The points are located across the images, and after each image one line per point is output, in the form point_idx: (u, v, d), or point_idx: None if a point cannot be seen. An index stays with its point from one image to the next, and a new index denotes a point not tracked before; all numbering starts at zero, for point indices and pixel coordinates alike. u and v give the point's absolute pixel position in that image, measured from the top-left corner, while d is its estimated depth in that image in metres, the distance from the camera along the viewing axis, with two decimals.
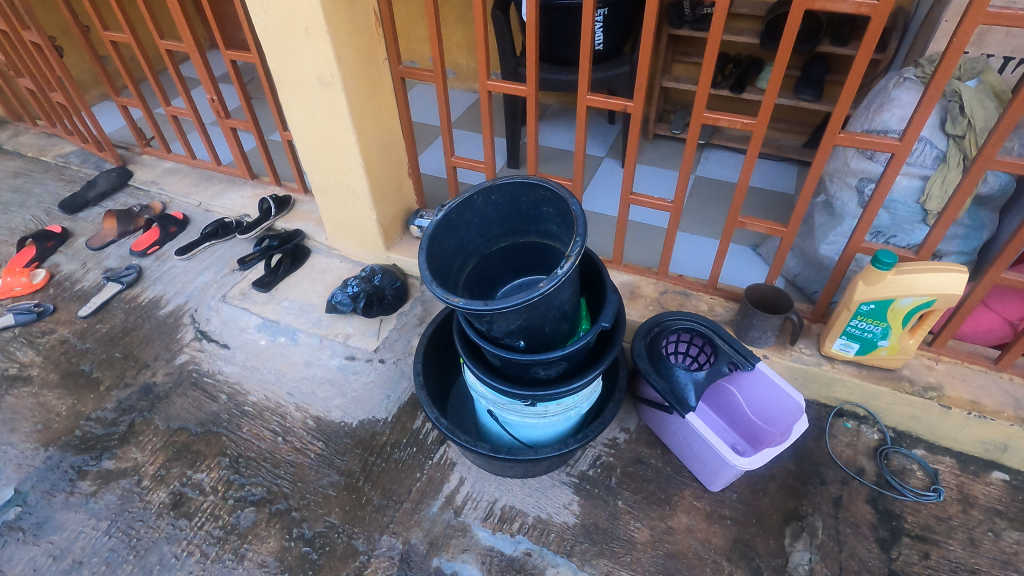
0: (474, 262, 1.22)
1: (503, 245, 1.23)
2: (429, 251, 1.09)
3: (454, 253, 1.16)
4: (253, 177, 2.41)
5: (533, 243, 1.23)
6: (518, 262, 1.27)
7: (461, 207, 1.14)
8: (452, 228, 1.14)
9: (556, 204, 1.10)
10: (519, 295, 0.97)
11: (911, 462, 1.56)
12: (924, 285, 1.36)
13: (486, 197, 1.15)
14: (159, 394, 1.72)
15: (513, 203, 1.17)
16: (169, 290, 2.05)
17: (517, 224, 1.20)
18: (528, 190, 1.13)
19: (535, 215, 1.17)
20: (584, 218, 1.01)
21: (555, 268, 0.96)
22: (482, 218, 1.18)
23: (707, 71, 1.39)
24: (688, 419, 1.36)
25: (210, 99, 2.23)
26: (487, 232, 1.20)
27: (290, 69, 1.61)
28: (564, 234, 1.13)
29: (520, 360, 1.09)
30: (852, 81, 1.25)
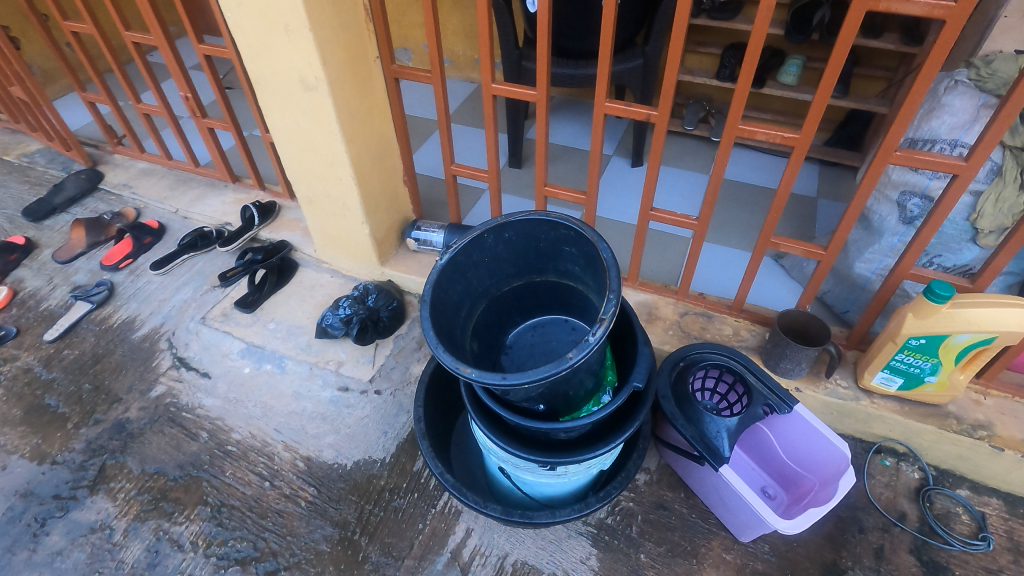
0: (483, 306, 1.06)
1: (515, 284, 1.07)
2: (432, 304, 0.93)
3: (461, 301, 1.00)
4: (235, 180, 2.22)
5: (550, 281, 1.07)
6: (533, 300, 1.12)
7: (468, 247, 0.97)
8: (457, 273, 0.98)
9: (580, 244, 0.94)
10: (541, 367, 0.81)
11: (955, 505, 1.44)
12: (982, 321, 1.23)
13: (497, 235, 0.99)
14: (133, 431, 1.57)
15: (528, 240, 1.01)
16: (144, 309, 1.88)
17: (533, 262, 1.04)
18: (547, 227, 0.97)
19: (553, 253, 1.01)
20: (617, 268, 0.85)
21: (584, 335, 0.80)
22: (494, 256, 1.02)
23: (745, 78, 1.21)
24: (722, 472, 1.22)
25: (184, 97, 2.04)
26: (498, 273, 1.04)
27: (269, 71, 1.41)
28: (588, 277, 0.97)
29: (540, 427, 0.95)
30: (915, 94, 1.09)
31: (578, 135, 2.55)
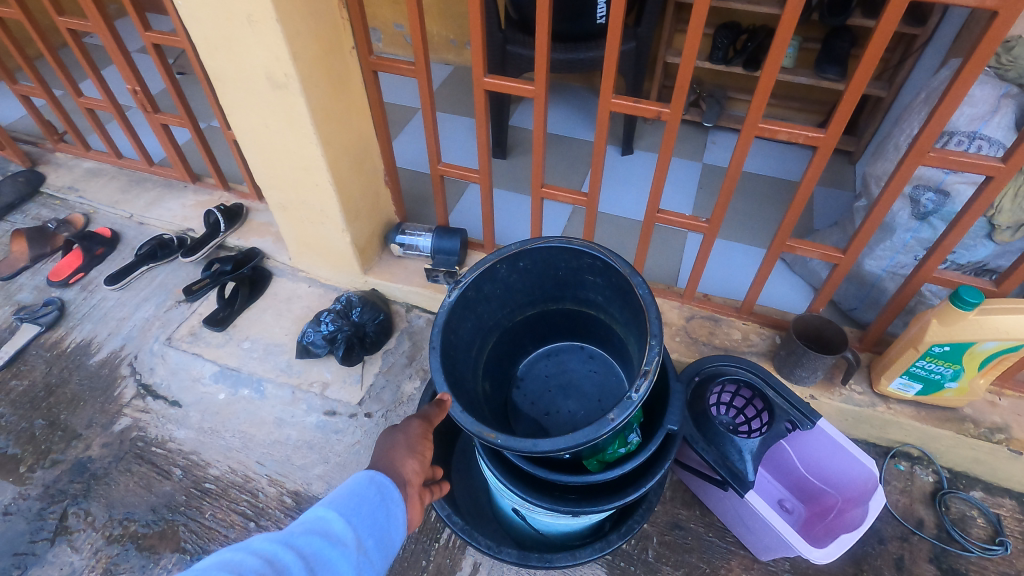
0: (495, 334, 1.14)
1: (528, 312, 1.16)
2: (444, 340, 0.99)
3: (473, 335, 1.07)
4: (195, 180, 2.03)
5: (565, 306, 1.17)
6: (545, 326, 1.20)
7: (483, 279, 1.05)
8: (470, 306, 1.04)
9: (605, 274, 1.03)
10: (583, 430, 0.81)
11: (971, 509, 1.41)
12: (1012, 329, 1.17)
13: (511, 264, 1.07)
14: (97, 472, 1.42)
15: (547, 268, 1.09)
16: (100, 330, 1.71)
17: (552, 288, 1.14)
18: (566, 258, 1.06)
19: (573, 281, 1.10)
20: (654, 304, 0.90)
21: (626, 393, 0.82)
22: (507, 284, 1.10)
23: (769, 73, 1.10)
24: (748, 498, 1.14)
25: (131, 90, 1.83)
26: (509, 299, 1.12)
27: (231, 67, 1.25)
28: (614, 306, 1.07)
29: (568, 479, 0.88)
30: (957, 91, 1.00)
31: (565, 121, 2.42)
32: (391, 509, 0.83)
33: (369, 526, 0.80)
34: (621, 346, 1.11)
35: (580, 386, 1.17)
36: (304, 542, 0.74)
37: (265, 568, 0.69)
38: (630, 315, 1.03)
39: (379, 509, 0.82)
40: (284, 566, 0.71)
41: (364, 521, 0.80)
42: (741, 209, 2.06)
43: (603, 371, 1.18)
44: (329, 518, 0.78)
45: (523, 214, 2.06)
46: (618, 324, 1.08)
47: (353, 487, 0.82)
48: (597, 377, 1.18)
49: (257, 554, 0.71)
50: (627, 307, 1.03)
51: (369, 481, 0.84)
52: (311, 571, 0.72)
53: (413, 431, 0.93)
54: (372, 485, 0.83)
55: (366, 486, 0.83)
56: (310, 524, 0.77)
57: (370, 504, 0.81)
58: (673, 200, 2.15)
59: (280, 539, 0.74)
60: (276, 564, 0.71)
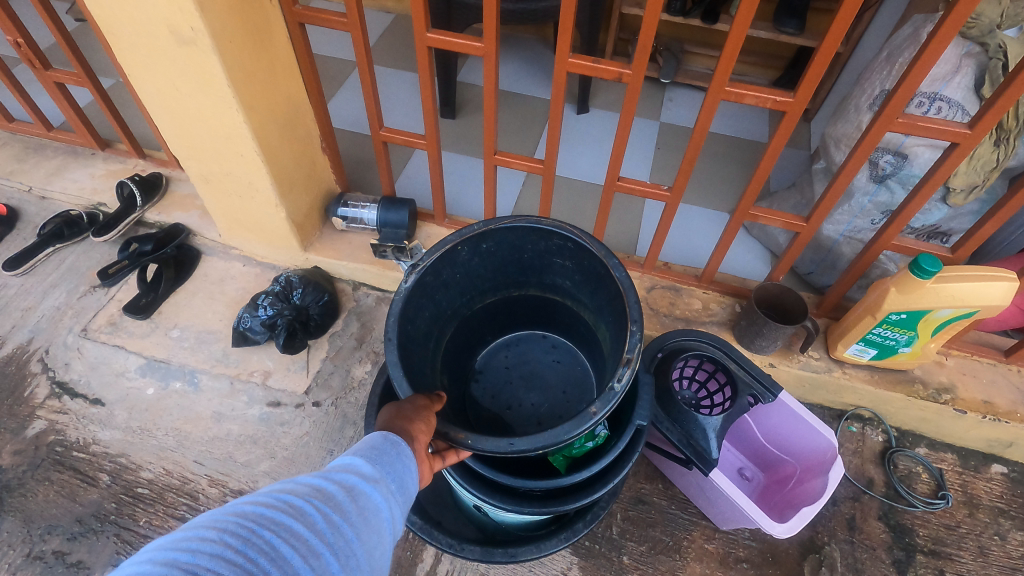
0: (453, 322, 1.09)
1: (488, 300, 1.13)
2: (402, 331, 0.92)
3: (430, 327, 1.02)
4: (104, 147, 1.80)
5: (528, 292, 1.14)
6: (504, 314, 1.18)
7: (443, 263, 0.98)
8: (428, 293, 0.99)
9: (574, 258, 1.01)
10: (566, 424, 0.80)
11: (916, 465, 1.46)
12: (966, 296, 1.18)
13: (473, 247, 1.01)
14: (10, 483, 1.28)
15: (512, 251, 1.05)
16: (3, 323, 1.52)
17: (515, 274, 1.10)
18: (535, 241, 1.02)
19: (540, 266, 1.07)
20: (633, 287, 0.89)
21: (609, 385, 0.81)
22: (468, 269, 1.05)
23: (739, 31, 1.01)
24: (712, 476, 1.13)
25: (13, 42, 1.57)
26: (469, 286, 1.08)
27: (124, 18, 1.05)
28: (583, 293, 1.05)
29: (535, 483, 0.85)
30: (930, 54, 0.95)
31: (517, 77, 2.27)
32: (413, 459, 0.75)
33: (396, 469, 0.72)
34: (587, 332, 1.11)
35: (543, 376, 1.17)
36: (346, 474, 0.67)
37: (315, 494, 0.62)
38: (599, 300, 1.02)
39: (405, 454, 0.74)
40: (332, 493, 0.64)
41: (392, 464, 0.72)
42: (702, 171, 2.00)
43: (566, 359, 1.18)
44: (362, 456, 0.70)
45: (475, 179, 1.94)
46: (586, 309, 1.07)
47: (370, 441, 0.73)
48: (562, 367, 1.18)
49: (304, 483, 0.63)
50: (597, 291, 1.02)
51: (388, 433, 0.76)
52: (355, 500, 0.65)
53: (416, 402, 0.83)
54: (387, 443, 0.74)
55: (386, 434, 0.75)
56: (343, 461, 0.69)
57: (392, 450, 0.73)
58: (631, 162, 2.07)
59: (321, 473, 0.66)
60: (323, 492, 0.64)
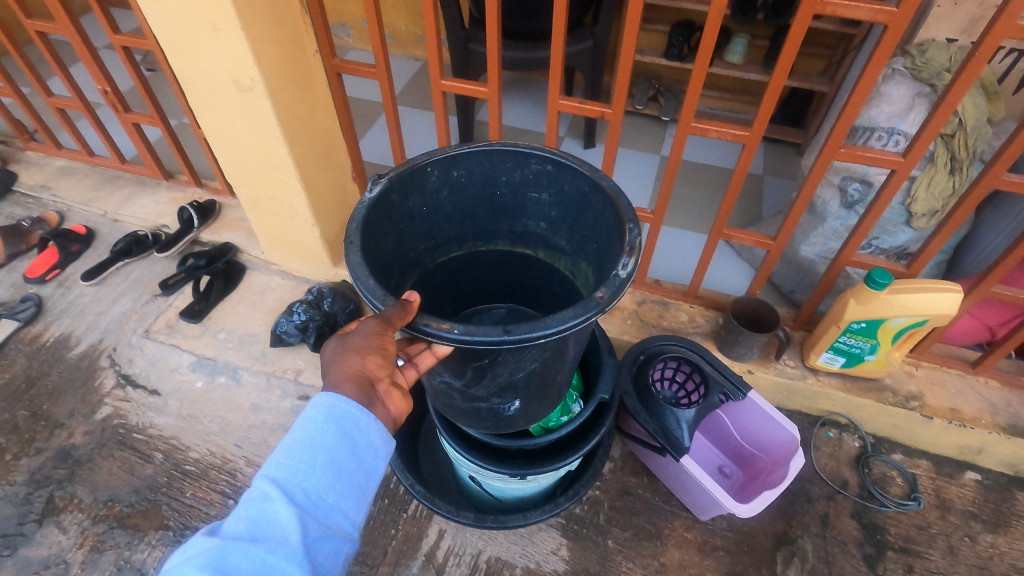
0: (418, 267, 1.12)
1: (454, 253, 1.18)
2: (366, 243, 0.92)
3: (392, 263, 1.02)
4: (168, 177, 2.08)
5: (497, 246, 1.20)
6: (469, 272, 1.22)
7: (407, 190, 1.01)
8: (392, 216, 1.00)
9: (553, 187, 1.06)
10: (574, 308, 0.79)
11: (891, 469, 1.56)
12: (917, 306, 1.31)
13: (444, 173, 1.05)
14: (81, 458, 1.50)
15: (485, 184, 1.10)
16: (79, 325, 1.77)
17: (485, 220, 1.15)
18: (510, 168, 1.07)
19: (515, 206, 1.12)
20: (625, 195, 0.93)
21: (615, 272, 0.82)
22: (434, 204, 1.08)
23: (698, 78, 1.21)
24: (683, 462, 1.26)
25: (102, 90, 1.86)
26: (436, 226, 1.10)
27: (198, 71, 1.32)
28: (561, 232, 1.10)
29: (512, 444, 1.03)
30: (859, 94, 1.12)
31: (529, 115, 2.51)
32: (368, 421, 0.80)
33: (329, 481, 0.75)
34: (563, 288, 1.18)
35: None
36: (242, 561, 0.66)
37: None
38: (578, 236, 1.07)
39: (345, 440, 0.77)
40: None
41: (326, 474, 0.75)
42: (695, 199, 2.17)
43: None
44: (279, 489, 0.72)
45: None
46: (565, 256, 1.13)
47: (303, 454, 0.75)
48: None
49: None
50: (576, 228, 1.07)
51: (322, 409, 0.78)
52: None
53: (367, 332, 0.82)
54: (324, 441, 0.76)
55: (317, 424, 0.77)
56: (256, 506, 0.71)
57: (322, 465, 0.75)
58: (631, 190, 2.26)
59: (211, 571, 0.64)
60: None
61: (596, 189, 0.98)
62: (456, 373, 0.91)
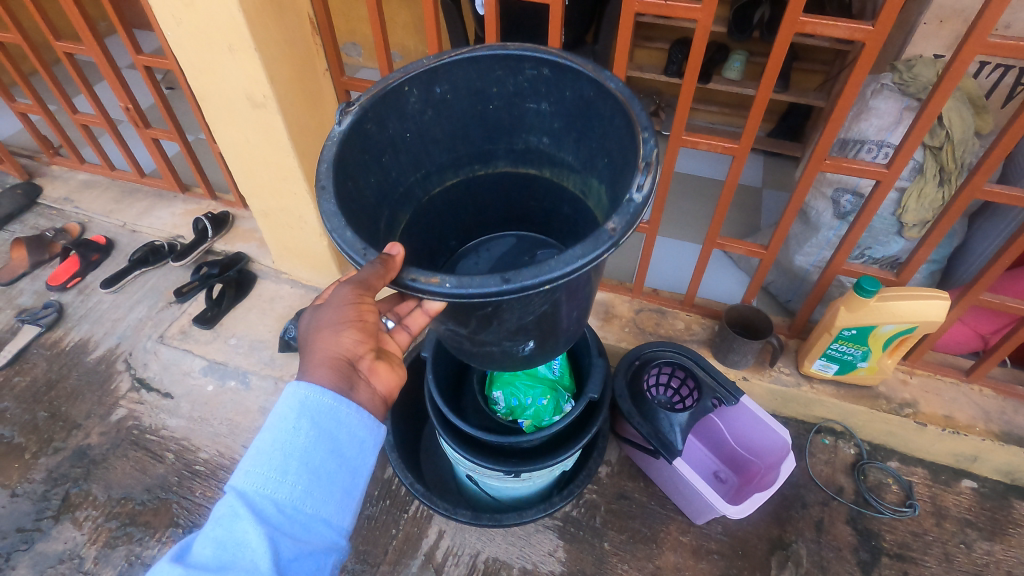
0: (412, 202, 1.05)
1: (452, 182, 1.11)
2: (344, 186, 0.86)
3: (379, 200, 0.96)
4: (184, 190, 2.17)
5: (498, 168, 1.13)
6: (468, 203, 1.16)
7: (382, 117, 0.95)
8: (370, 147, 0.94)
9: (552, 94, 1.00)
10: (583, 244, 0.73)
11: (886, 476, 1.57)
12: (907, 313, 1.34)
13: (425, 92, 0.98)
14: (96, 457, 1.56)
15: (476, 99, 1.03)
16: (97, 330, 1.84)
17: (480, 140, 1.08)
18: (500, 75, 1.00)
19: (513, 120, 1.06)
20: (633, 99, 0.87)
21: (627, 196, 0.76)
22: (419, 128, 1.02)
23: (688, 94, 1.26)
24: (676, 465, 1.30)
25: (124, 107, 1.96)
26: (424, 154, 1.04)
27: (215, 88, 1.39)
28: (567, 144, 1.04)
29: (507, 441, 1.09)
30: (842, 107, 1.17)
31: None
32: (348, 412, 0.78)
33: (305, 485, 0.73)
34: (572, 208, 1.10)
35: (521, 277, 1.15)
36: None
37: None
38: (586, 147, 1.01)
39: (323, 438, 0.75)
40: None
41: (301, 479, 0.73)
42: (694, 210, 2.22)
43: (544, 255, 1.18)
44: (250, 502, 0.70)
45: None
46: (573, 172, 1.06)
47: (273, 462, 0.72)
48: None
49: None
50: (583, 137, 1.01)
51: (293, 407, 0.75)
52: None
53: (338, 309, 0.82)
54: (297, 445, 0.73)
55: (289, 425, 0.74)
56: (225, 525, 0.69)
57: (295, 470, 0.73)
58: None
59: None
60: None
61: (602, 91, 0.91)
62: (460, 323, 0.86)
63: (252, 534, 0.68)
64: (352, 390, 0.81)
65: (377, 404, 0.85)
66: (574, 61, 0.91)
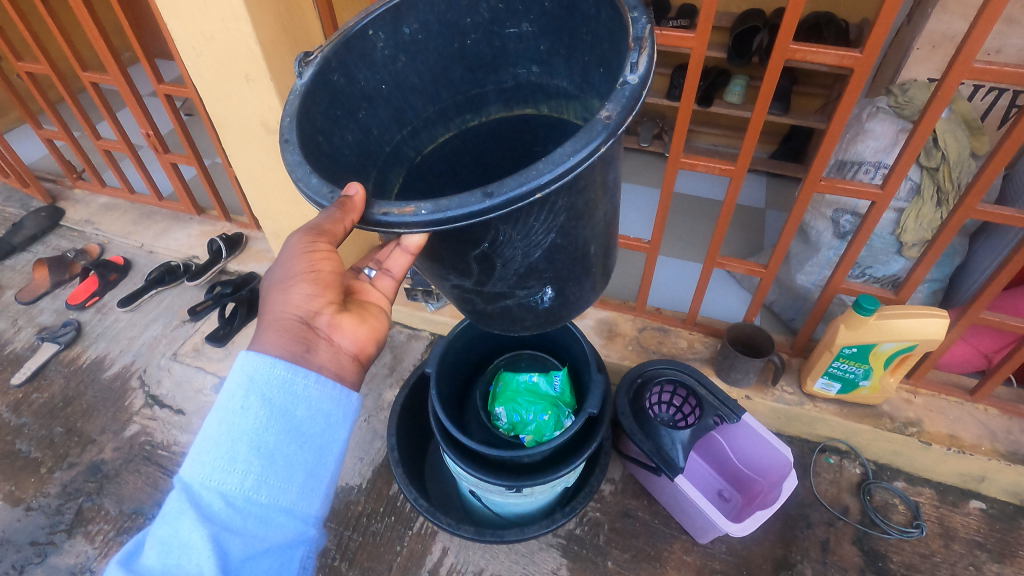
0: (402, 160, 1.02)
1: (445, 136, 1.07)
2: (312, 134, 0.84)
3: (360, 157, 0.94)
4: (200, 212, 2.25)
5: (490, 114, 1.09)
6: (468, 158, 1.05)
7: (349, 70, 0.93)
8: (342, 100, 0.92)
9: (531, 10, 0.96)
10: (575, 139, 0.67)
11: (893, 497, 1.56)
12: (907, 332, 1.35)
13: (392, 36, 0.96)
14: (109, 472, 1.59)
15: (451, 36, 1.00)
16: (113, 348, 1.90)
17: (464, 84, 1.05)
18: (468, 2, 0.97)
19: (495, 54, 1.02)
20: None
21: (621, 80, 0.70)
22: (395, 78, 0.99)
23: (684, 119, 1.30)
24: (678, 481, 1.30)
25: (145, 133, 2.04)
26: (406, 106, 1.02)
27: (232, 116, 1.46)
28: (558, 67, 0.99)
29: (508, 456, 1.11)
30: (834, 131, 1.21)
31: None
32: (304, 384, 0.74)
33: (256, 472, 0.69)
34: None
35: None
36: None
37: None
38: (576, 62, 0.96)
39: (276, 416, 0.71)
40: None
41: (252, 466, 0.69)
42: (696, 231, 2.25)
43: None
44: (197, 496, 0.67)
45: None
46: (570, 99, 1.00)
47: (220, 450, 0.68)
48: None
49: None
50: (572, 52, 0.96)
51: (241, 384, 0.71)
52: None
53: (292, 264, 0.79)
54: (245, 429, 0.70)
55: (237, 405, 0.70)
56: (172, 520, 0.66)
57: (244, 456, 0.69)
58: (634, 223, 2.34)
59: None
60: None
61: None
62: (465, 275, 0.85)
63: (197, 532, 0.65)
64: (309, 352, 0.77)
65: (344, 362, 0.81)
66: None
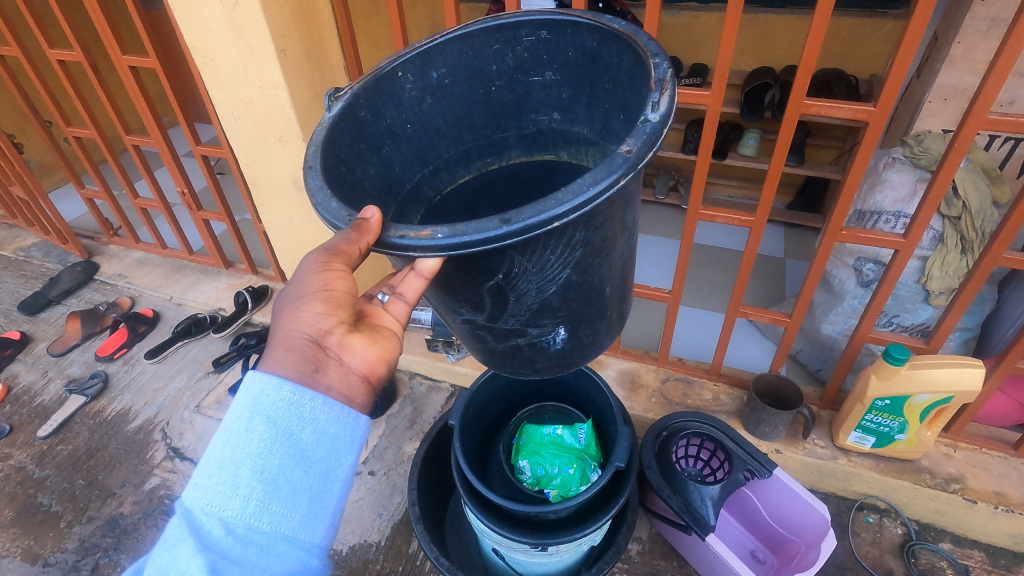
0: (421, 201, 1.05)
1: (467, 179, 1.10)
2: (336, 168, 0.87)
3: (380, 191, 0.97)
4: (228, 266, 2.31)
5: (509, 161, 1.12)
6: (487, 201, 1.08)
7: (377, 109, 0.97)
8: (367, 137, 0.96)
9: (555, 59, 1.01)
10: (595, 172, 0.69)
11: (939, 560, 1.47)
12: (941, 382, 1.31)
13: (421, 79, 1.01)
14: (127, 527, 1.58)
15: (477, 82, 1.05)
16: (138, 400, 1.92)
17: (487, 129, 1.09)
18: (493, 49, 1.01)
19: (519, 100, 1.07)
20: (638, 31, 0.87)
21: (643, 117, 0.73)
22: (420, 118, 1.04)
23: (702, 172, 1.33)
24: (710, 541, 1.25)
25: (180, 192, 2.12)
26: (430, 147, 1.06)
27: (266, 175, 1.53)
28: (580, 112, 1.03)
29: (535, 513, 1.08)
30: (852, 181, 1.22)
31: None
32: (311, 406, 0.72)
33: (258, 497, 0.67)
34: None
35: None
36: None
37: None
38: (597, 108, 1.00)
39: (281, 440, 0.69)
40: None
41: (253, 491, 0.66)
42: (715, 282, 2.24)
43: None
44: (198, 522, 0.65)
45: None
46: (590, 145, 1.03)
47: (221, 473, 0.66)
48: None
49: None
50: (594, 99, 1.00)
51: (246, 406, 0.69)
52: None
53: (307, 285, 0.77)
54: (248, 451, 0.68)
55: (241, 427, 0.68)
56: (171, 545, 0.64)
57: (245, 480, 0.66)
58: (652, 274, 2.35)
59: None
60: None
61: (605, 37, 0.92)
62: (478, 309, 0.86)
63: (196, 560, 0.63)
64: (317, 372, 0.75)
65: (353, 384, 0.78)
66: (572, 14, 0.93)
